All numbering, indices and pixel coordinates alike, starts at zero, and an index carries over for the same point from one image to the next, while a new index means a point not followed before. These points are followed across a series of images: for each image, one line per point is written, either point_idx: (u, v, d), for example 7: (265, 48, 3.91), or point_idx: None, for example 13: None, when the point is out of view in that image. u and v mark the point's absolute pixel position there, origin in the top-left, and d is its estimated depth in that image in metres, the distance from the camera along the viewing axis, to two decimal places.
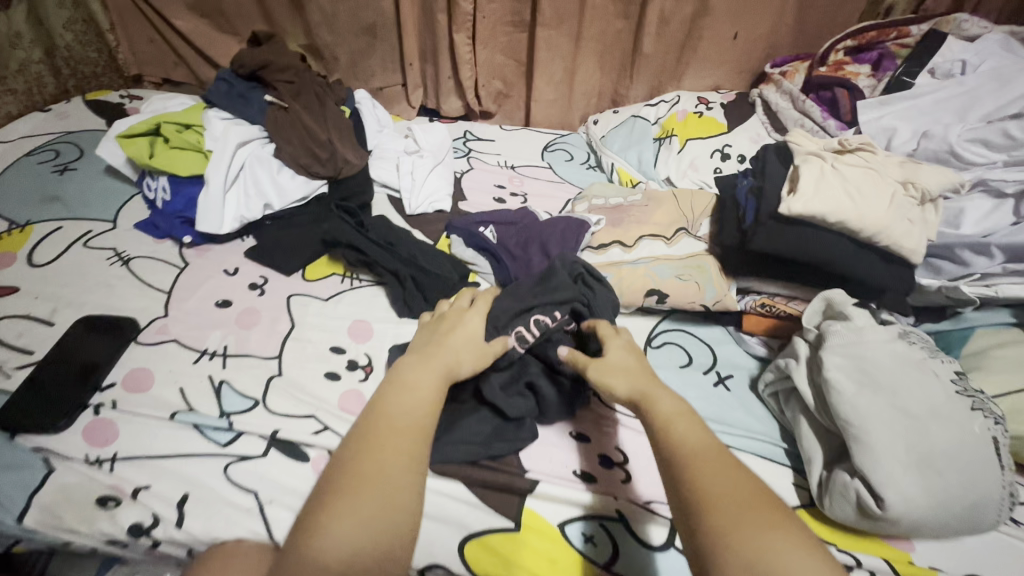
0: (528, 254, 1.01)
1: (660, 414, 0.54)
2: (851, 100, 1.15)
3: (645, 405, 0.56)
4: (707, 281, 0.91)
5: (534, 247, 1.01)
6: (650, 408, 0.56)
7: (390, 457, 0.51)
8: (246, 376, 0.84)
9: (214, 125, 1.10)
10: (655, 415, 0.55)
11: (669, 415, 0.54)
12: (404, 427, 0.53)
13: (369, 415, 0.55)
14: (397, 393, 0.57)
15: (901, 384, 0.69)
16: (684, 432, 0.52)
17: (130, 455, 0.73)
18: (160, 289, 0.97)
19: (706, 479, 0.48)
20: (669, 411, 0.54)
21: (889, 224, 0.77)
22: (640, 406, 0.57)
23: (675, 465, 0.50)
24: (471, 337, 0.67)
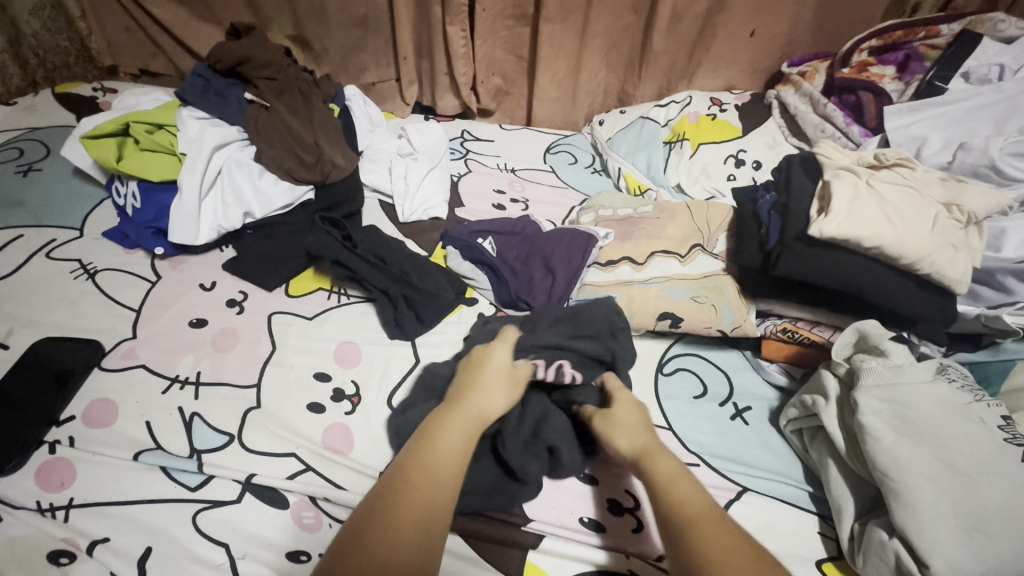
0: (533, 270, 0.93)
1: (660, 473, 0.57)
2: (878, 105, 1.09)
3: (647, 464, 0.59)
4: (725, 303, 0.84)
5: (540, 264, 0.94)
6: (652, 466, 0.58)
7: (428, 494, 0.52)
8: (221, 408, 0.76)
9: (188, 126, 1.01)
10: (655, 474, 0.57)
11: (670, 476, 0.56)
12: (434, 478, 0.53)
13: (401, 469, 0.54)
14: (428, 446, 0.55)
15: (945, 434, 0.62)
16: (686, 493, 0.54)
17: (88, 502, 0.66)
18: (128, 307, 0.88)
19: (704, 542, 0.49)
20: (669, 472, 0.57)
21: (932, 251, 0.70)
22: (642, 464, 0.60)
23: (675, 531, 0.51)
24: (503, 378, 0.66)
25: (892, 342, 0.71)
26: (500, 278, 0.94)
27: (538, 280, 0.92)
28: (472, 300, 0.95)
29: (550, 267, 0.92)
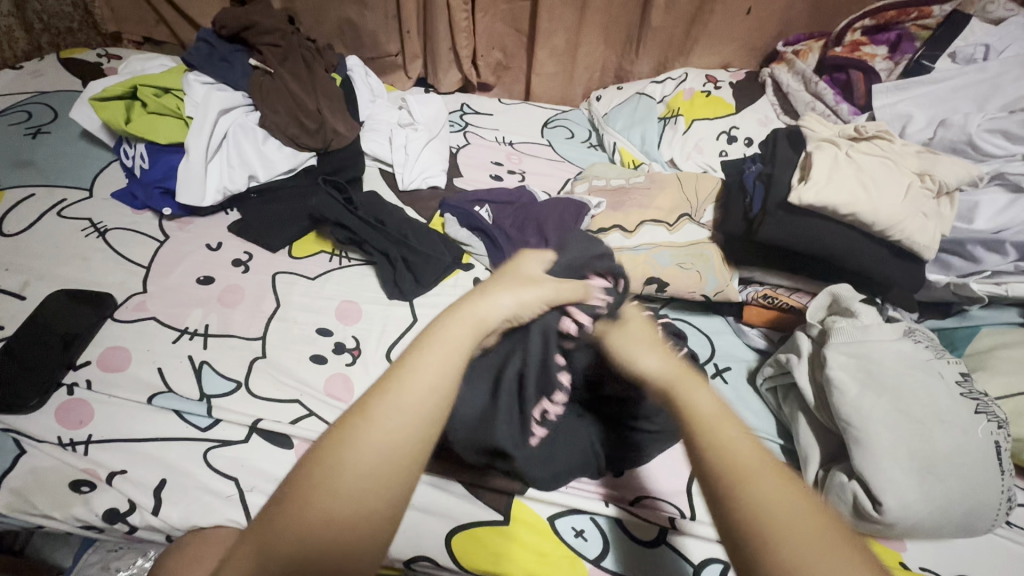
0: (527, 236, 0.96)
1: (699, 417, 0.41)
2: (867, 83, 1.11)
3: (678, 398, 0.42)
4: (709, 269, 0.87)
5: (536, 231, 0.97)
6: (685, 401, 0.42)
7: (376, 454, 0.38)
8: (228, 358, 0.80)
9: (195, 91, 1.04)
10: (690, 410, 0.41)
11: (710, 414, 0.41)
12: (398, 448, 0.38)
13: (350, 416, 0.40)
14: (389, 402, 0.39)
15: (906, 387, 0.67)
16: (728, 437, 0.39)
17: (105, 438, 0.70)
18: (138, 264, 0.92)
19: (767, 500, 0.36)
20: (709, 414, 0.41)
21: (902, 218, 0.74)
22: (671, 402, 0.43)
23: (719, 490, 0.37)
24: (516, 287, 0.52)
25: (861, 303, 0.76)
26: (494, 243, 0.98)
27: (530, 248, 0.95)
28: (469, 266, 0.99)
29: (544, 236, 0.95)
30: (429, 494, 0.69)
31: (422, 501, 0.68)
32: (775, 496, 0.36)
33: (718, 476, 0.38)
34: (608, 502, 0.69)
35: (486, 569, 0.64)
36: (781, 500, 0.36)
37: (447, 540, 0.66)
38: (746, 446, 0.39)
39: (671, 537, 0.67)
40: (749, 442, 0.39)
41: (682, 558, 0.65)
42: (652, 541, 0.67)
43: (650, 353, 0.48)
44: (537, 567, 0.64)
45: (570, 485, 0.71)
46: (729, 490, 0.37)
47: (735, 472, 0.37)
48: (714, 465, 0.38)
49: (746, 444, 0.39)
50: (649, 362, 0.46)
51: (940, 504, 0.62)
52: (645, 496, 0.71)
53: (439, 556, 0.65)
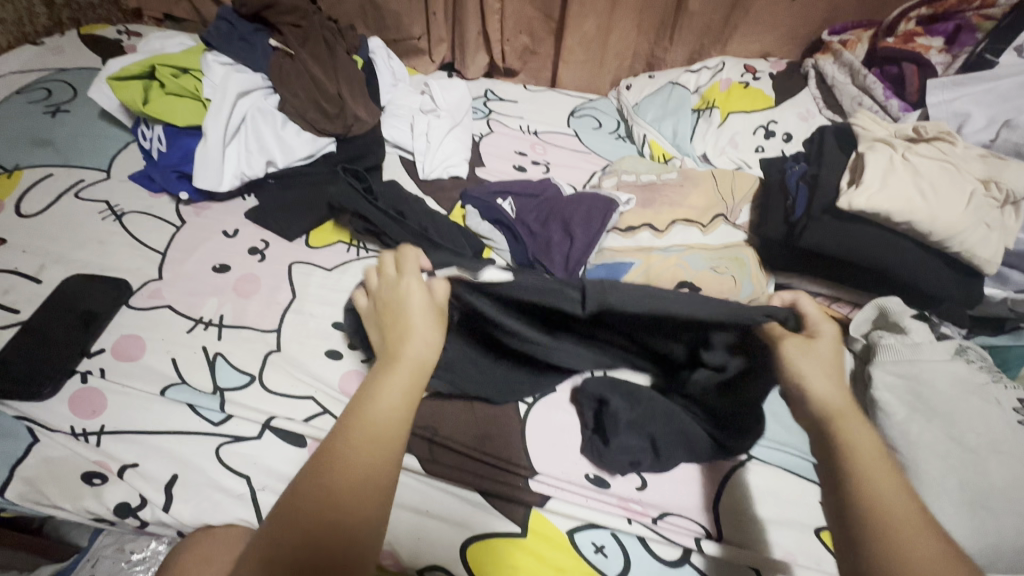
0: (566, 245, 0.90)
1: (857, 449, 0.48)
2: (921, 78, 1.04)
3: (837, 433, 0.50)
4: (745, 275, 0.83)
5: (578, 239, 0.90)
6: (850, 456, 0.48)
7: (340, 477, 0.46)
8: (243, 351, 0.79)
9: (213, 71, 1.01)
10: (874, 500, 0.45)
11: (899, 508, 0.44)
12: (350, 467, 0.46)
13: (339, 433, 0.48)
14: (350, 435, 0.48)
15: (958, 412, 0.62)
16: (882, 488, 0.45)
17: (118, 429, 0.69)
18: (154, 249, 0.90)
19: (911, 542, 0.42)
20: (891, 497, 0.45)
21: (963, 228, 0.68)
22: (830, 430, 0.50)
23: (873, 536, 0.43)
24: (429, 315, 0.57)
25: (912, 319, 0.71)
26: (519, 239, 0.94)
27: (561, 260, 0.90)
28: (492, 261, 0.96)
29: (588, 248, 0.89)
30: (445, 502, 0.67)
31: (436, 508, 0.66)
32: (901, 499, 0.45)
33: (862, 501, 0.45)
34: (631, 519, 0.66)
35: None
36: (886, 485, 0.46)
37: (461, 552, 0.63)
38: (879, 460, 0.48)
39: (695, 557, 0.64)
40: (877, 446, 0.49)
41: None
42: (674, 561, 0.64)
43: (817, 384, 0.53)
44: None
45: (591, 498, 0.67)
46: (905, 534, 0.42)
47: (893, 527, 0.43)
48: (861, 502, 0.45)
49: (891, 473, 0.47)
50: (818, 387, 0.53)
51: (994, 542, 0.56)
52: (667, 512, 0.67)
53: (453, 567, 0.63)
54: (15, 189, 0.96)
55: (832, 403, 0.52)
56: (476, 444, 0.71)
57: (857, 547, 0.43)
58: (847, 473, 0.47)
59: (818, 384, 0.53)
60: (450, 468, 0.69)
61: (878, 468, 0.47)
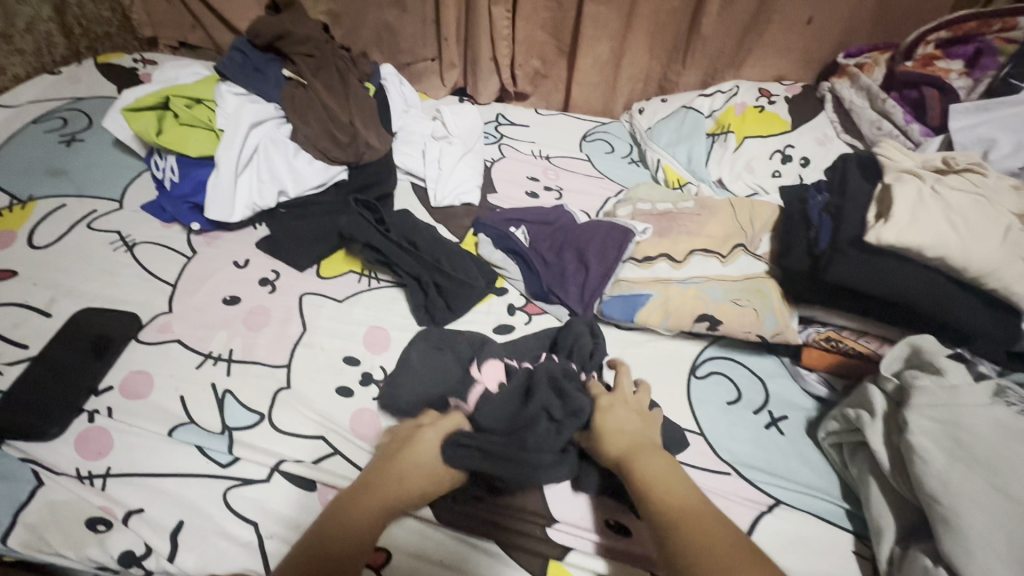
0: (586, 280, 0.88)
1: (649, 477, 0.58)
2: (942, 104, 1.02)
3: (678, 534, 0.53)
4: (767, 308, 0.81)
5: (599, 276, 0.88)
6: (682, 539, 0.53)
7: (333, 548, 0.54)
8: (252, 388, 0.77)
9: (227, 102, 1.00)
10: None
11: None
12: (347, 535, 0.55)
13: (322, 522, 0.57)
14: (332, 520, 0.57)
15: (1005, 462, 0.58)
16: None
17: (125, 472, 0.67)
18: (165, 281, 0.90)
19: None
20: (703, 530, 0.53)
21: (1000, 264, 0.65)
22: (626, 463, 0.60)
23: None
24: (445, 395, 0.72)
25: (947, 359, 0.67)
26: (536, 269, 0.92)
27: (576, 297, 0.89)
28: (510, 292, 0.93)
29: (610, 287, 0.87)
30: (461, 551, 0.64)
31: (452, 558, 0.63)
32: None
33: (665, 512, 0.55)
34: (654, 572, 0.62)
35: None
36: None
37: None
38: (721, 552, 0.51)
39: None
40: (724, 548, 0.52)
41: None
42: None
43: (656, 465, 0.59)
44: None
45: (613, 547, 0.64)
46: None
47: None
48: None
49: (692, 496, 0.57)
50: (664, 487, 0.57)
51: None
52: None
53: None
54: (28, 220, 0.96)
55: (634, 439, 0.63)
56: (491, 488, 0.68)
57: None
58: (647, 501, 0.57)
59: (613, 418, 0.65)
60: (466, 513, 0.66)
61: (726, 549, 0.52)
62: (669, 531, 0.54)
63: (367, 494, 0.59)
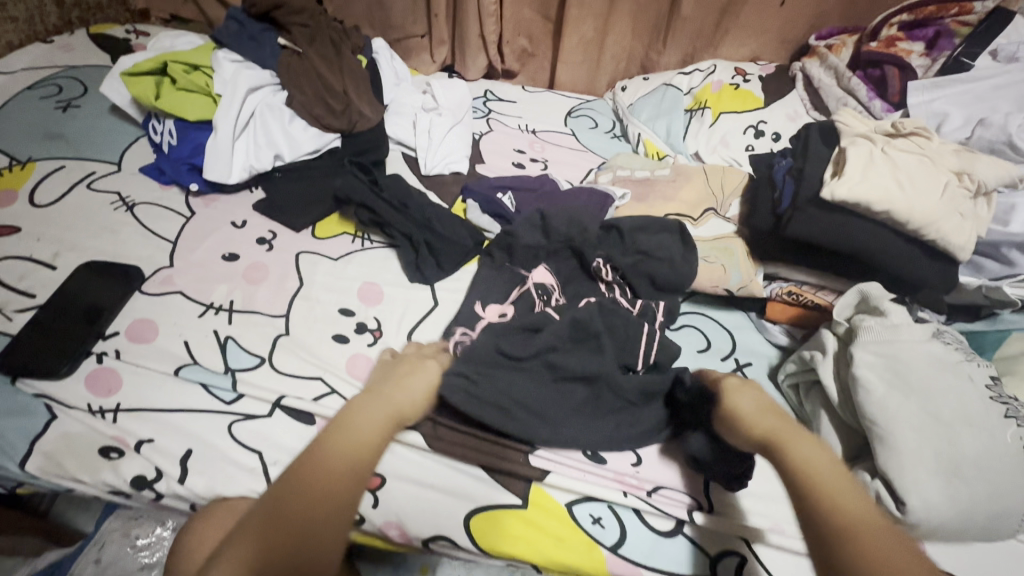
0: (615, 258, 0.87)
1: (808, 465, 0.54)
2: (903, 81, 1.10)
3: (777, 449, 0.56)
4: (734, 264, 0.87)
5: (624, 254, 0.88)
6: (783, 452, 0.55)
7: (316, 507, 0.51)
8: (253, 335, 0.82)
9: (223, 68, 1.03)
10: (843, 520, 0.49)
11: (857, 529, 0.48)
12: (323, 486, 0.51)
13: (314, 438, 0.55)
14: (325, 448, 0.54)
15: (936, 389, 0.66)
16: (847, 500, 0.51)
17: (133, 407, 0.71)
18: (165, 238, 0.94)
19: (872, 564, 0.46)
20: (811, 460, 0.54)
21: (937, 218, 0.72)
22: (774, 450, 0.56)
23: (829, 540, 0.48)
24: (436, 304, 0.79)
25: (891, 302, 0.74)
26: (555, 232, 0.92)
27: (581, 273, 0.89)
28: (510, 255, 0.92)
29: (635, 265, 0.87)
30: (451, 476, 0.69)
31: (444, 481, 0.69)
32: (856, 505, 0.51)
33: (833, 515, 0.50)
34: (627, 492, 0.69)
35: (503, 550, 0.66)
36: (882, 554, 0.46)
37: (465, 523, 0.67)
38: (833, 471, 0.53)
39: (688, 528, 0.67)
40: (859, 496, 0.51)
41: (699, 550, 0.66)
42: (669, 532, 0.67)
43: (746, 399, 0.62)
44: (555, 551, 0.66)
45: (590, 472, 0.70)
46: (842, 549, 0.47)
47: (852, 533, 0.48)
48: (831, 520, 0.49)
49: (863, 503, 0.51)
50: (806, 446, 0.55)
51: (965, 508, 0.60)
52: (660, 486, 0.70)
53: (459, 536, 0.67)
54: (28, 180, 0.99)
55: (770, 419, 0.59)
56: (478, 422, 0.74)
57: (834, 560, 0.47)
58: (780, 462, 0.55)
59: (745, 399, 0.62)
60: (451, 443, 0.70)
61: (850, 501, 0.51)
62: (841, 545, 0.48)
63: (343, 428, 0.56)
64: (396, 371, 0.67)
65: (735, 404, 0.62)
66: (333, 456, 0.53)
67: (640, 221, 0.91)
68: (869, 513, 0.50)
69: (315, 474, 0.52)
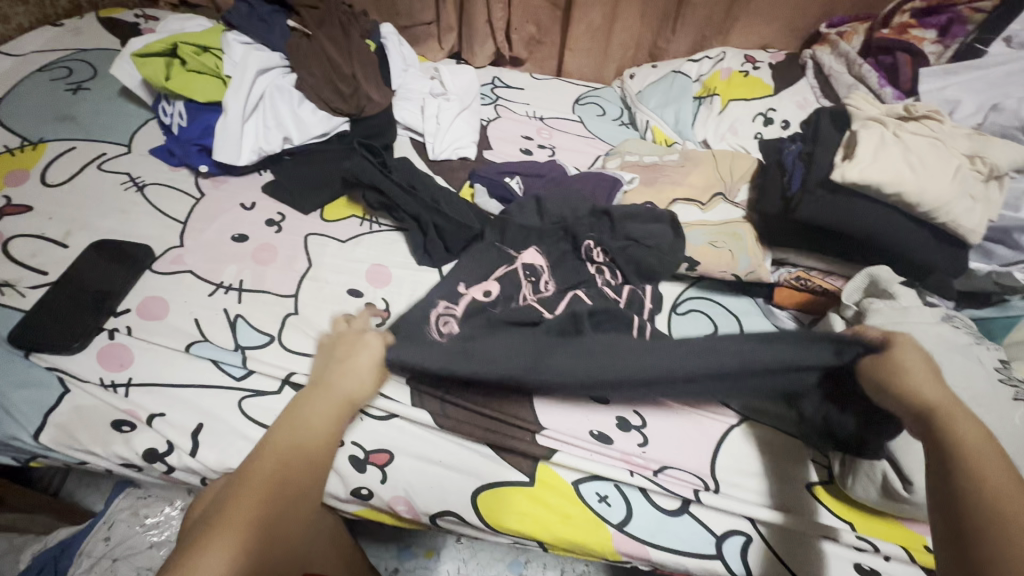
0: (605, 244, 0.88)
1: (961, 440, 0.51)
2: (914, 68, 1.08)
3: (941, 420, 0.51)
4: (741, 249, 0.87)
5: (614, 240, 0.89)
6: (948, 425, 0.51)
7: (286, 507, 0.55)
8: (262, 314, 0.82)
9: (234, 50, 1.03)
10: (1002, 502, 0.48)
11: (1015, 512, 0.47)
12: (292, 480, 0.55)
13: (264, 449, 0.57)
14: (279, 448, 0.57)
15: (945, 371, 0.66)
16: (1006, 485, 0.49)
17: (144, 381, 0.72)
18: (175, 219, 0.94)
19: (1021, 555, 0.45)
20: (971, 436, 0.51)
21: (949, 200, 0.72)
22: (937, 419, 0.51)
23: (988, 529, 0.47)
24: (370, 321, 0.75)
25: (900, 286, 0.74)
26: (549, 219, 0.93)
27: (571, 258, 0.89)
28: (501, 238, 0.92)
29: (624, 251, 0.88)
30: (458, 453, 0.70)
31: (453, 459, 0.69)
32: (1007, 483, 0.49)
33: (983, 504, 0.48)
34: (633, 472, 0.69)
35: (510, 525, 0.67)
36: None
37: (473, 499, 0.68)
38: (989, 447, 0.51)
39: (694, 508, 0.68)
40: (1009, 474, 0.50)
41: (704, 528, 0.66)
42: (674, 511, 0.67)
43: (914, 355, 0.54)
44: (562, 528, 0.67)
45: (596, 451, 0.70)
46: (997, 539, 0.46)
47: (996, 519, 0.47)
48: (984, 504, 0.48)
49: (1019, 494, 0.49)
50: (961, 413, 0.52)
51: None
52: (666, 467, 0.70)
53: (465, 512, 0.68)
54: (40, 160, 0.99)
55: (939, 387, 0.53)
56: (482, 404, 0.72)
57: (979, 542, 0.47)
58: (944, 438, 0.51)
59: (915, 382, 0.52)
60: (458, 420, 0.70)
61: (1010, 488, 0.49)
62: (983, 536, 0.47)
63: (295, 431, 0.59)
64: (334, 355, 0.68)
65: (906, 362, 0.53)
66: (289, 453, 0.57)
67: (630, 209, 0.92)
68: (1020, 497, 0.48)
69: (288, 473, 0.56)
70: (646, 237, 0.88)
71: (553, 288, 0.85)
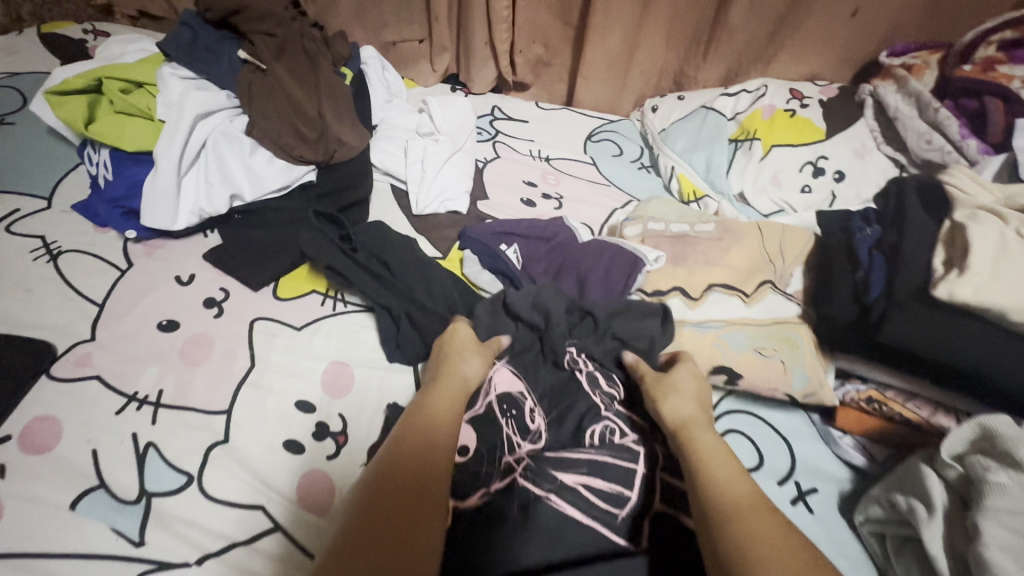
0: (590, 349, 0.70)
1: (699, 446, 0.57)
2: (1007, 116, 0.88)
3: (681, 433, 0.59)
4: (797, 361, 0.68)
5: (601, 345, 0.71)
6: (688, 435, 0.58)
7: (419, 494, 0.50)
8: (181, 441, 0.64)
9: (169, 87, 0.85)
10: (719, 491, 0.51)
11: (734, 498, 0.50)
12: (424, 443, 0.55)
13: (401, 432, 0.56)
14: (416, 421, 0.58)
15: None
16: (724, 476, 0.53)
17: (10, 553, 0.54)
18: (90, 300, 0.76)
19: (749, 537, 0.46)
20: (705, 445, 0.57)
21: None
22: (678, 440, 0.58)
23: (713, 522, 0.49)
24: (474, 347, 0.68)
25: None
26: (529, 311, 0.72)
27: (548, 368, 0.70)
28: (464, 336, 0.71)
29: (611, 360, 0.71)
30: None
31: None
32: (736, 486, 0.52)
33: (709, 506, 0.51)
34: None
35: None
36: (756, 524, 0.47)
37: None
38: (731, 465, 0.54)
39: None
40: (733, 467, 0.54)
41: None
42: None
43: (685, 408, 0.61)
44: None
45: None
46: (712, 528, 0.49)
47: (724, 512, 0.49)
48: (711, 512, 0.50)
49: (742, 480, 0.53)
50: (700, 430, 0.59)
51: None
52: None
53: None
54: None
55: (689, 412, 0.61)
56: None
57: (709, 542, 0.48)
58: (699, 480, 0.53)
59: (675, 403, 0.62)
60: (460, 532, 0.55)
61: (718, 464, 0.55)
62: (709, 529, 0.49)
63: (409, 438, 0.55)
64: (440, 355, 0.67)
65: (695, 437, 0.58)
66: (402, 447, 0.54)
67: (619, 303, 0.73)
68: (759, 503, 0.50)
69: (410, 457, 0.53)
70: (628, 336, 0.71)
71: (544, 421, 0.64)
